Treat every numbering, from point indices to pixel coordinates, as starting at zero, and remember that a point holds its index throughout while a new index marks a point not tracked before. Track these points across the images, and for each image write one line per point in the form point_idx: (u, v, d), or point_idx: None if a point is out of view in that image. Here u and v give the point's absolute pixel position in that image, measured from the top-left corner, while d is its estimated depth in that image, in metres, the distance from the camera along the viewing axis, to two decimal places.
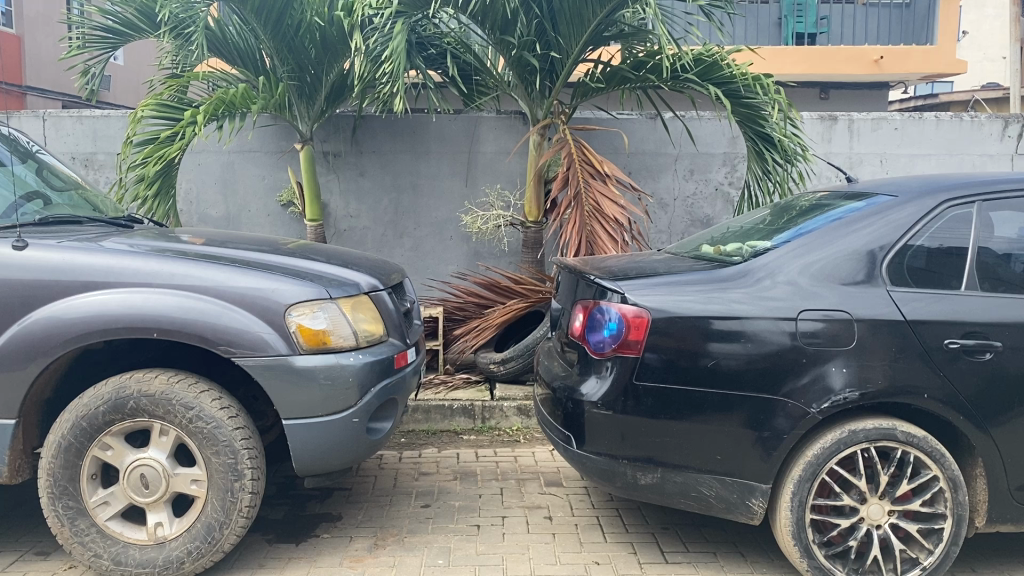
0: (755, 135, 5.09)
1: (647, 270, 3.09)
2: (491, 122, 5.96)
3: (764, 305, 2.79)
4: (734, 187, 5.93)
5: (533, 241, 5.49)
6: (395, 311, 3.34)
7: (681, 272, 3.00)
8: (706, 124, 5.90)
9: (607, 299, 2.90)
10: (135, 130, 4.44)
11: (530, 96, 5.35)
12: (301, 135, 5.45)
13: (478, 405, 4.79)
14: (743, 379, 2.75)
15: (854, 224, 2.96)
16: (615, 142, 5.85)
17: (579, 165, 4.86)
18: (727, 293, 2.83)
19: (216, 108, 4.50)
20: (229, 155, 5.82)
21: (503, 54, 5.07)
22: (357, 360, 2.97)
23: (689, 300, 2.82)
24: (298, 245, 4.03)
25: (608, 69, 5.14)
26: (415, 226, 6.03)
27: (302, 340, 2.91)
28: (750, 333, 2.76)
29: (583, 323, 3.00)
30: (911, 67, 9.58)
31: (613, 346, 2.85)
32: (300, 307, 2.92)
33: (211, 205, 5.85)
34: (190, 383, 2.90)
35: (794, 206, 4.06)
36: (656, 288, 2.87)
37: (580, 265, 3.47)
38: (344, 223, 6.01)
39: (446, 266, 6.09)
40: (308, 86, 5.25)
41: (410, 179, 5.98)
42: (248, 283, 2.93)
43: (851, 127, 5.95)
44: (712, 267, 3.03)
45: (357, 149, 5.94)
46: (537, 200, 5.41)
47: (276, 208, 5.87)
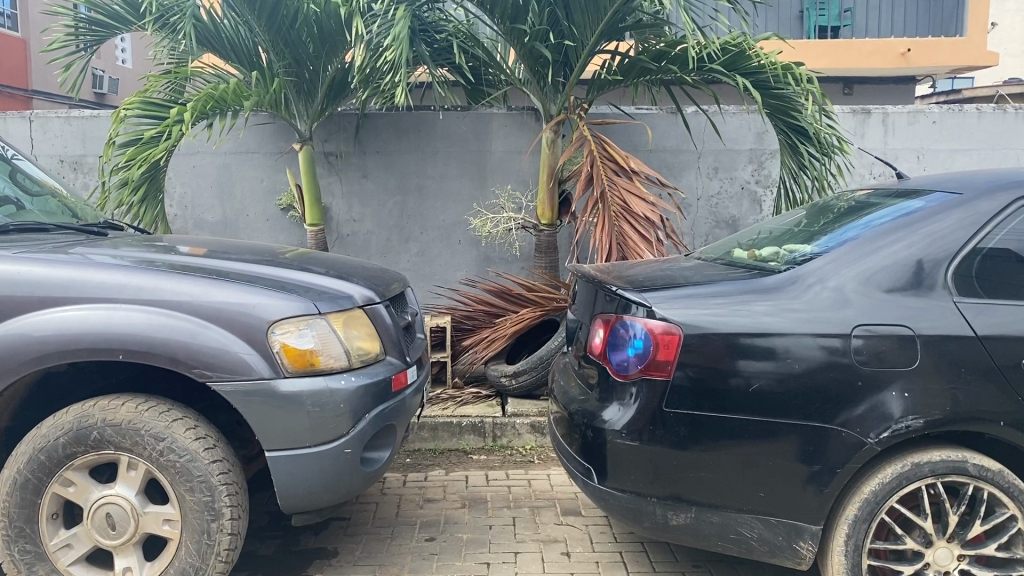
0: (787, 127, 4.71)
1: (674, 279, 2.74)
2: (502, 118, 5.61)
3: (813, 318, 2.43)
4: (761, 185, 5.57)
5: (547, 245, 5.13)
6: (395, 327, 3.00)
7: (713, 281, 2.64)
8: (733, 118, 5.53)
9: (631, 314, 2.56)
10: (118, 131, 4.10)
11: (542, 89, 5.02)
12: (299, 134, 5.14)
13: (489, 422, 4.46)
14: (789, 404, 2.39)
15: (912, 227, 2.60)
16: (635, 138, 5.49)
17: (601, 161, 4.52)
18: (769, 305, 2.48)
19: (204, 105, 4.19)
20: (225, 156, 5.51)
21: (513, 44, 4.73)
22: (349, 383, 2.63)
23: (725, 314, 2.47)
24: (292, 253, 3.71)
25: (626, 61, 4.78)
26: (422, 230, 5.70)
27: (287, 362, 2.58)
28: (795, 351, 2.41)
29: (604, 340, 2.66)
30: (938, 60, 9.16)
31: (639, 367, 2.50)
32: (285, 324, 2.59)
33: (207, 209, 5.55)
34: (161, 410, 2.58)
35: (833, 206, 3.70)
36: (686, 300, 2.52)
37: (599, 273, 3.13)
38: (347, 227, 5.68)
39: (454, 273, 5.76)
40: (306, 82, 4.94)
41: (416, 181, 5.65)
42: (226, 297, 2.61)
43: (885, 121, 5.57)
44: (750, 276, 2.68)
45: (361, 149, 5.61)
46: (551, 201, 5.05)
47: (276, 211, 5.56)
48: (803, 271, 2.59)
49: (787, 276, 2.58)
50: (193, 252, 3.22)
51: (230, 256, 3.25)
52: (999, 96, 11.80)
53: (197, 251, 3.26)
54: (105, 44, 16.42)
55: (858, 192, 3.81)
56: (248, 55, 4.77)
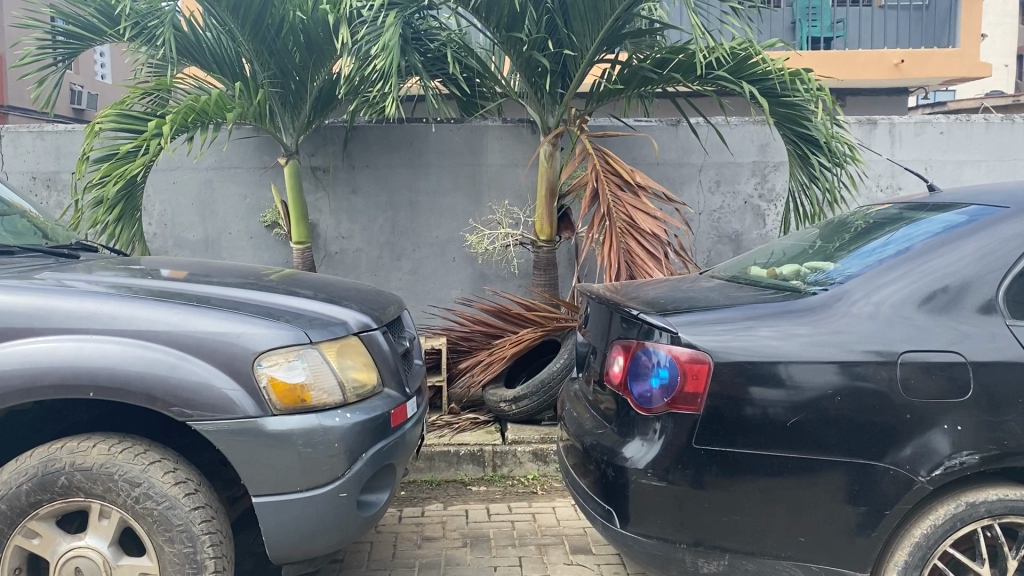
0: (797, 136, 4.50)
1: (698, 300, 2.53)
2: (497, 131, 5.41)
3: (855, 345, 2.22)
4: (765, 199, 5.38)
5: (546, 262, 4.91)
6: (393, 355, 2.76)
7: (742, 304, 2.43)
8: (736, 130, 5.35)
9: (653, 340, 2.34)
10: (92, 145, 3.84)
11: (540, 101, 4.82)
12: (284, 148, 4.90)
13: (489, 450, 4.23)
14: (831, 440, 2.19)
15: (957, 244, 2.41)
16: (636, 150, 5.30)
17: (605, 174, 4.33)
18: (806, 330, 2.27)
19: (184, 117, 3.94)
20: (207, 172, 5.26)
21: (510, 52, 4.51)
22: (344, 420, 2.39)
23: (758, 340, 2.26)
24: (280, 274, 3.47)
25: (627, 69, 4.55)
26: (414, 247, 5.47)
27: (275, 398, 2.34)
28: (838, 382, 2.20)
29: (623, 369, 2.44)
30: (931, 71, 9.04)
31: (664, 400, 2.28)
32: (273, 356, 2.36)
33: (188, 227, 5.29)
34: (137, 452, 2.33)
35: (853, 222, 3.51)
36: (715, 325, 2.31)
37: (613, 294, 2.91)
38: (335, 245, 5.44)
39: (448, 292, 5.53)
40: (292, 93, 4.70)
41: (407, 196, 5.42)
42: (209, 325, 2.37)
43: (892, 132, 5.39)
44: (782, 297, 2.47)
45: (349, 164, 5.38)
46: (549, 217, 4.83)
47: (260, 229, 5.32)
48: (841, 292, 2.38)
49: (823, 297, 2.38)
50: (173, 276, 2.97)
51: (213, 279, 3.01)
52: (988, 107, 11.73)
53: (177, 274, 3.01)
54: (83, 59, 16.12)
55: (877, 207, 3.63)
56: (231, 65, 4.54)
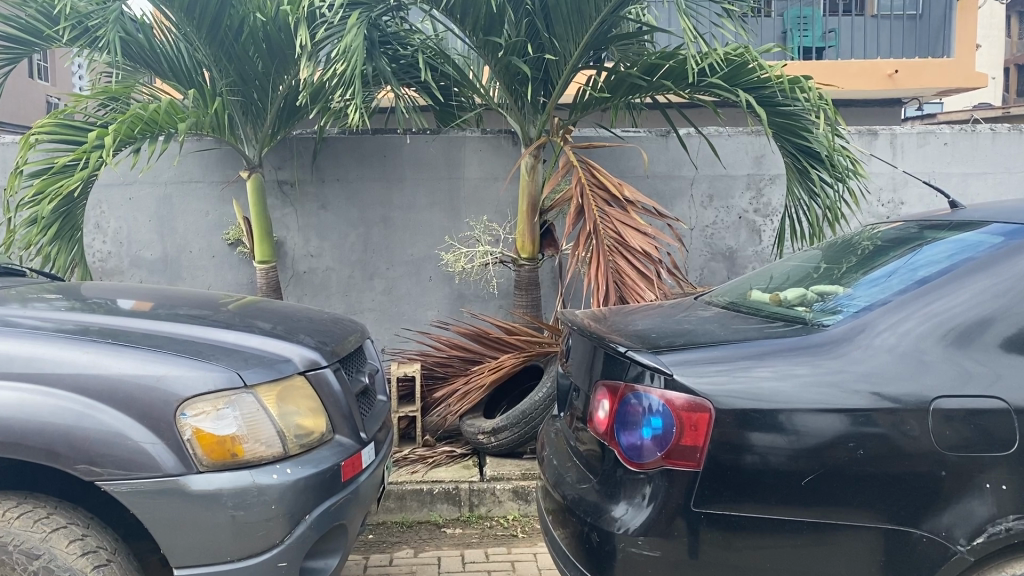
0: (795, 149, 4.20)
1: (693, 332, 2.20)
2: (476, 142, 5.11)
3: (880, 389, 1.90)
4: (760, 213, 5.08)
5: (528, 282, 4.58)
6: (347, 396, 2.42)
7: (745, 339, 2.11)
8: (730, 140, 5.05)
9: (643, 383, 2.01)
10: (26, 158, 3.49)
11: (521, 111, 4.49)
12: (246, 161, 4.57)
13: (465, 488, 3.90)
14: (853, 502, 1.87)
15: (991, 269, 2.09)
16: (624, 162, 4.98)
17: (591, 190, 4.02)
18: (823, 371, 1.94)
19: (129, 127, 3.61)
20: (165, 186, 4.92)
21: (487, 58, 4.19)
22: (282, 477, 2.05)
23: (767, 383, 1.93)
24: (236, 301, 3.13)
25: (613, 77, 4.22)
26: (387, 266, 5.13)
27: (201, 452, 1.99)
28: (862, 433, 1.87)
29: (608, 415, 2.11)
30: (926, 82, 8.80)
31: (658, 454, 1.95)
32: (199, 404, 2.02)
33: (145, 246, 4.94)
34: (37, 517, 1.97)
35: (861, 242, 3.20)
36: (717, 365, 1.98)
37: (598, 324, 2.59)
38: (303, 263, 5.10)
39: (424, 313, 5.19)
40: (254, 103, 4.38)
41: (380, 212, 5.09)
42: (125, 368, 2.03)
43: (894, 142, 5.10)
44: (791, 331, 2.15)
45: (318, 177, 5.05)
46: (531, 234, 4.50)
47: (222, 247, 4.98)
48: (861, 325, 2.06)
49: (841, 331, 2.06)
50: (135, 306, 2.66)
51: (159, 309, 2.68)
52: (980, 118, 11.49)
53: (137, 305, 2.70)
54: (56, 69, 15.73)
55: (886, 226, 3.33)
56: (187, 73, 4.24)
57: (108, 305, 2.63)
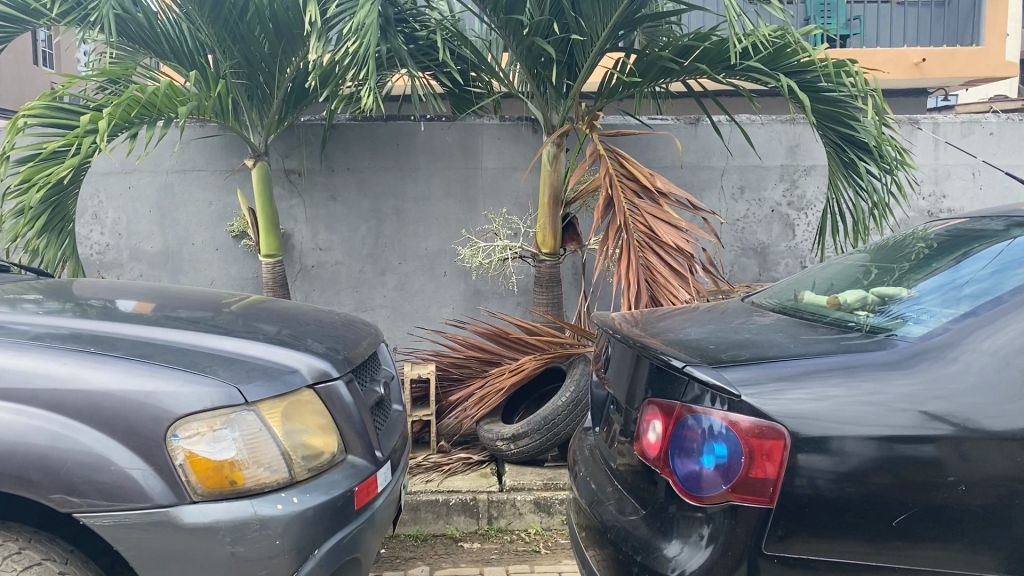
0: (841, 139, 3.90)
1: (756, 342, 1.94)
2: (494, 130, 4.84)
3: (941, 410, 1.67)
4: (795, 207, 4.80)
5: (548, 279, 4.30)
6: (361, 411, 2.16)
7: (817, 352, 1.85)
8: (763, 129, 4.77)
9: (704, 404, 1.75)
10: (13, 143, 3.23)
11: (543, 96, 4.22)
12: (252, 148, 4.32)
13: (483, 500, 3.65)
14: (951, 546, 1.63)
15: None
16: (651, 152, 4.70)
17: (618, 181, 3.77)
18: (870, 392, 1.70)
19: (126, 110, 3.35)
20: (167, 175, 4.67)
21: (509, 39, 3.91)
22: (288, 508, 1.79)
23: (829, 404, 1.68)
24: (239, 301, 2.87)
25: (643, 60, 3.93)
26: (400, 260, 4.87)
27: (195, 479, 1.74)
28: (920, 459, 1.63)
29: (661, 439, 1.85)
30: (956, 69, 8.44)
31: (723, 487, 1.69)
32: (193, 425, 1.77)
33: (145, 237, 4.69)
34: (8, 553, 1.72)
35: (913, 243, 2.93)
36: (785, 383, 1.72)
37: (641, 331, 2.33)
38: (311, 257, 4.83)
39: (438, 310, 4.92)
40: (259, 86, 4.11)
41: (393, 203, 4.83)
42: (109, 382, 1.78)
43: (936, 132, 4.80)
44: (869, 343, 1.89)
45: (328, 166, 4.79)
46: (553, 227, 4.23)
47: (227, 239, 4.73)
48: (936, 345, 1.80)
49: (908, 350, 1.80)
50: (135, 308, 2.41)
51: (158, 311, 2.43)
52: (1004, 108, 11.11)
53: (136, 306, 2.45)
54: (62, 55, 15.46)
55: (942, 224, 3.07)
56: (189, 54, 3.99)
57: (100, 307, 2.38)
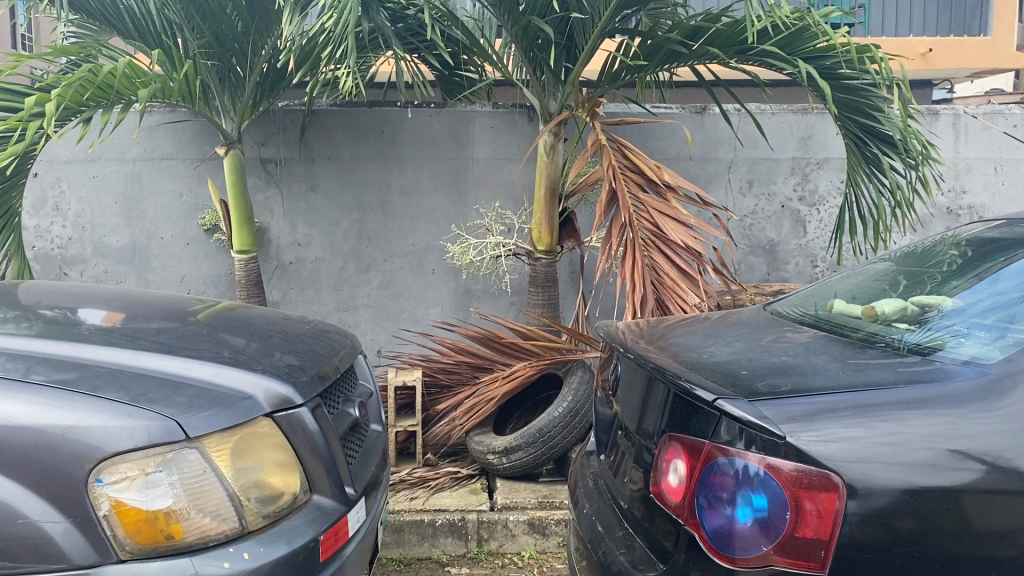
0: (862, 130, 3.61)
1: (796, 365, 1.65)
2: (487, 118, 4.53)
3: (969, 448, 1.40)
4: (806, 202, 4.51)
5: (545, 278, 4.00)
6: (331, 441, 1.86)
7: (870, 382, 1.55)
8: (774, 119, 4.47)
9: (737, 445, 1.45)
10: None
11: (540, 82, 3.91)
12: (224, 135, 4.00)
13: (472, 520, 3.35)
14: None
15: None
16: (653, 143, 4.40)
17: (621, 174, 3.47)
18: (922, 433, 1.42)
19: (78, 92, 3.04)
20: (134, 163, 4.34)
21: (504, 19, 3.59)
22: (236, 567, 1.49)
23: (870, 446, 1.39)
24: (205, 308, 2.55)
25: (649, 42, 3.62)
26: (385, 256, 4.56)
27: (123, 534, 1.43)
28: (985, 514, 1.36)
29: (684, 484, 1.55)
30: (961, 60, 7.81)
31: (762, 549, 1.39)
32: (121, 468, 1.45)
33: (111, 230, 4.37)
34: None
35: (945, 249, 2.62)
36: (829, 422, 1.43)
37: (656, 346, 2.04)
38: (289, 253, 4.52)
39: (426, 310, 4.62)
40: (231, 68, 3.79)
41: (378, 195, 4.51)
42: (19, 415, 1.46)
43: (957, 124, 4.51)
44: (930, 370, 1.61)
45: (308, 156, 4.47)
46: (549, 223, 3.93)
47: (198, 233, 4.41)
48: (1001, 380, 1.51)
49: (958, 388, 1.51)
50: (100, 320, 2.12)
51: (132, 321, 2.18)
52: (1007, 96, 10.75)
53: (102, 317, 2.16)
54: None
55: (977, 226, 2.77)
56: (155, 34, 3.66)
57: (48, 318, 2.06)
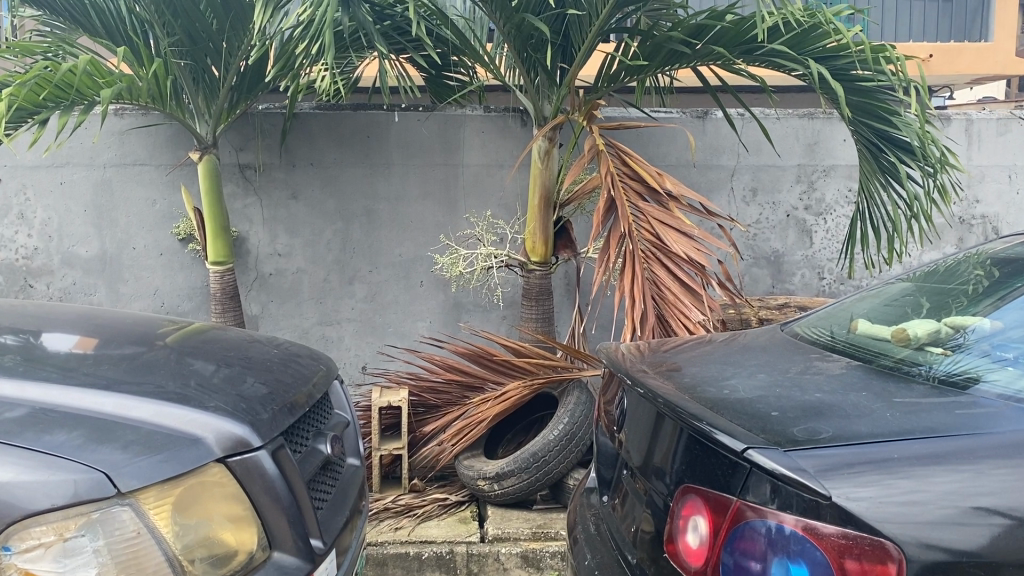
0: (877, 136, 3.40)
1: (831, 406, 1.43)
2: (478, 122, 4.31)
3: (991, 503, 1.18)
4: (812, 211, 4.30)
5: (538, 291, 3.78)
6: (296, 487, 1.63)
7: (923, 427, 1.33)
8: (779, 124, 4.27)
9: (767, 504, 1.23)
10: None
11: (534, 84, 3.69)
12: (198, 140, 3.78)
13: (460, 553, 3.12)
14: None
15: None
16: (653, 149, 4.18)
17: (618, 181, 3.25)
18: (989, 492, 1.19)
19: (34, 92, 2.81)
20: (104, 169, 4.10)
21: (495, 17, 3.36)
22: None
23: (915, 505, 1.17)
24: (171, 328, 2.32)
25: (650, 42, 3.41)
26: (370, 268, 4.33)
27: None
28: None
29: (705, 546, 1.32)
30: (961, 67, 7.51)
31: None
32: (36, 531, 1.21)
33: (80, 240, 4.13)
34: None
35: (975, 265, 2.41)
36: (871, 475, 1.21)
37: (666, 375, 1.82)
38: (269, 264, 4.28)
39: (413, 324, 4.38)
40: (205, 68, 3.56)
41: (363, 203, 4.28)
42: None
43: (970, 130, 4.31)
44: (988, 411, 1.38)
45: (289, 161, 4.24)
46: (543, 233, 3.70)
47: (172, 243, 4.17)
48: None
49: (1021, 435, 1.28)
50: (72, 347, 1.91)
51: (97, 347, 1.96)
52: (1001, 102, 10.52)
53: (75, 344, 1.95)
54: None
55: (999, 244, 2.56)
56: (123, 31, 3.43)
57: None
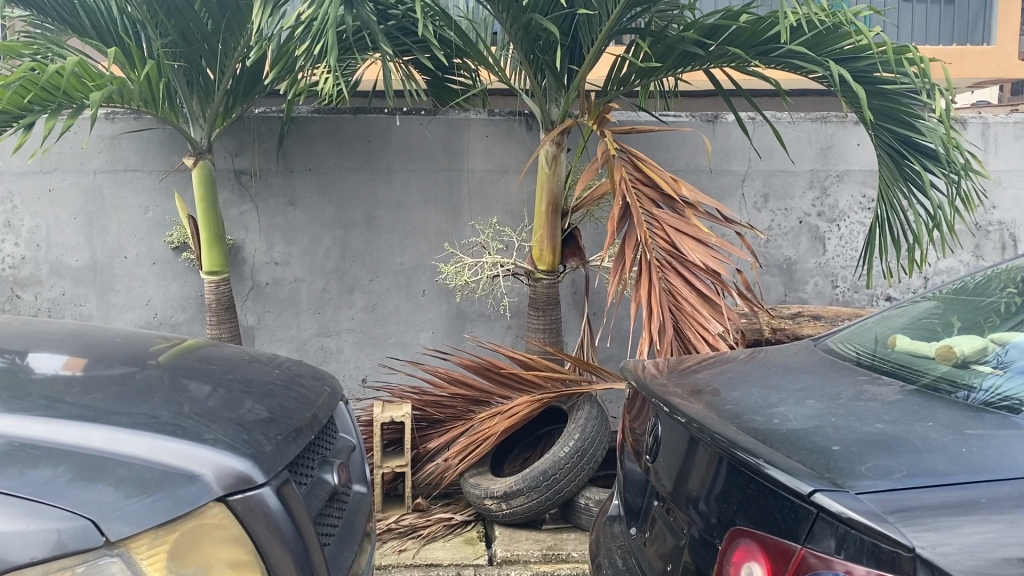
0: (899, 140, 3.29)
1: (895, 442, 1.31)
2: (482, 126, 4.18)
3: None
4: (825, 217, 4.18)
5: (546, 301, 3.64)
6: (302, 524, 1.49)
7: (999, 466, 1.21)
8: (791, 128, 4.15)
9: (835, 554, 1.11)
10: None
11: (541, 87, 3.56)
12: (193, 145, 3.63)
13: None
14: None
15: None
16: (662, 154, 4.06)
17: (632, 187, 3.12)
18: None
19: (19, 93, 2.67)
20: (95, 175, 3.95)
21: (502, 17, 3.23)
22: None
23: (1003, 559, 1.05)
24: (164, 346, 2.18)
25: (662, 42, 3.28)
26: (370, 277, 4.19)
27: None
28: None
29: None
30: (963, 71, 7.37)
31: None
32: None
33: (69, 249, 3.98)
34: None
35: (1015, 276, 2.29)
36: (957, 523, 1.10)
37: (701, 398, 1.69)
38: (265, 273, 4.14)
39: (415, 335, 4.25)
40: (199, 70, 3.42)
41: (363, 210, 4.15)
42: None
43: (987, 133, 4.19)
44: None
45: (286, 167, 4.10)
46: (551, 241, 3.57)
47: (165, 252, 4.03)
48: None
49: None
50: (59, 368, 1.77)
51: (82, 368, 1.82)
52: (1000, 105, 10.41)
53: (59, 364, 1.80)
54: None
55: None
56: (114, 31, 3.28)
57: None
